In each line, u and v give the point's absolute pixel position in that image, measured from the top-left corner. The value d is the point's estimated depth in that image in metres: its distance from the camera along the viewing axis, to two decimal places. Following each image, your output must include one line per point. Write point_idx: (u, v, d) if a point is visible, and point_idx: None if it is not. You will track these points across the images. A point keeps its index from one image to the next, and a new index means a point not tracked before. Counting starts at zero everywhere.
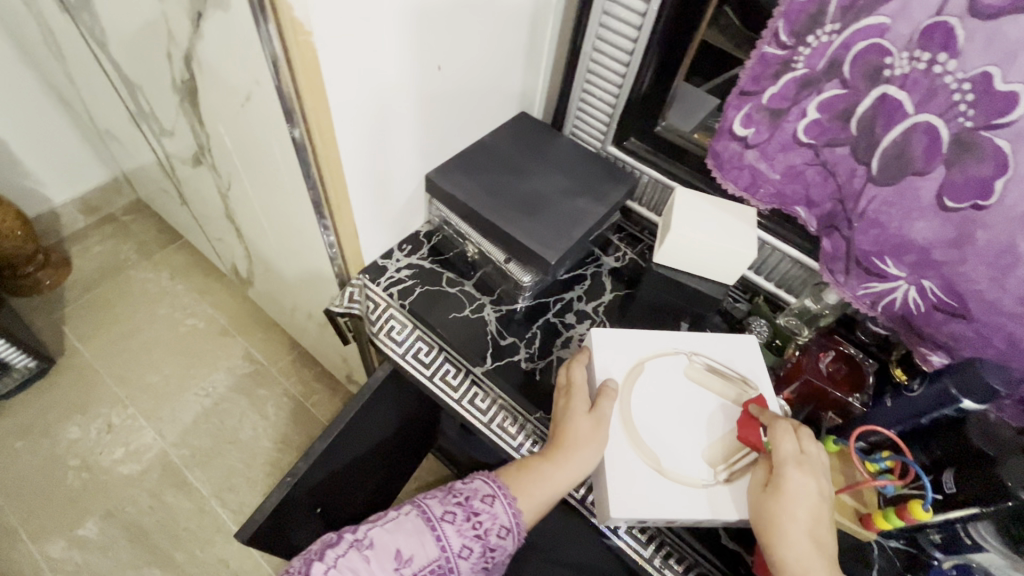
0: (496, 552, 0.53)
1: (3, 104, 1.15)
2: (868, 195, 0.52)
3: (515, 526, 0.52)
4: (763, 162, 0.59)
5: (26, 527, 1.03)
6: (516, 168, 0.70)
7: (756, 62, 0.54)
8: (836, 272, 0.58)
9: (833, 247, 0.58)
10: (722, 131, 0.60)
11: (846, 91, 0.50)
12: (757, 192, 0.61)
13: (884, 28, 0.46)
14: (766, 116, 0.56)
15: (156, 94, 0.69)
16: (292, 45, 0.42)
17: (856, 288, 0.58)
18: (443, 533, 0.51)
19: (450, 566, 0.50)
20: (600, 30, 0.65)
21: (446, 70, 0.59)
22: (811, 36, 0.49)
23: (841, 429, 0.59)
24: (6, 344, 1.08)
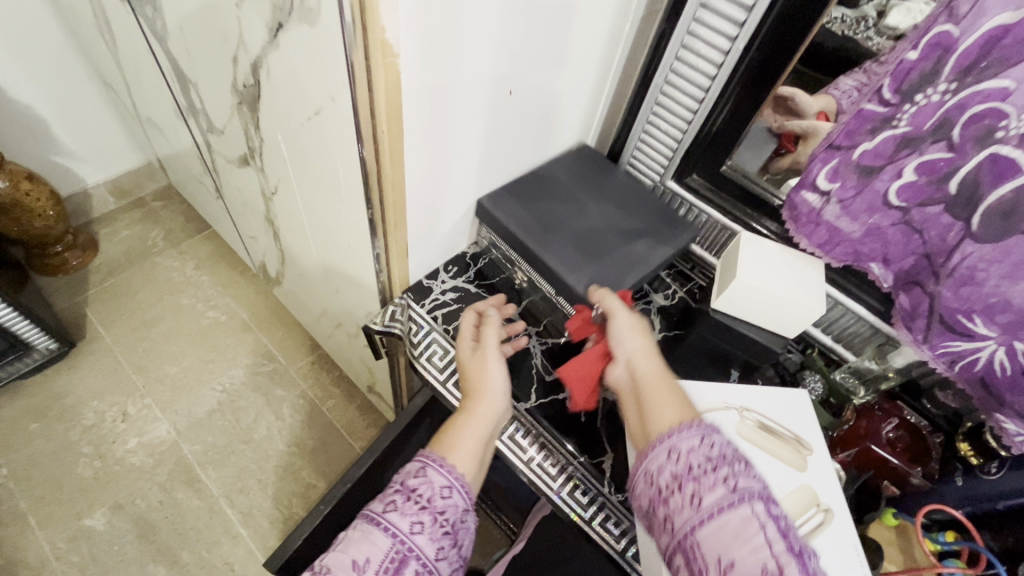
0: (449, 514, 0.49)
1: (47, 82, 1.14)
2: (963, 250, 0.48)
3: (456, 481, 0.50)
4: (844, 219, 0.55)
5: (35, 512, 1.02)
6: (569, 202, 0.69)
7: (852, 117, 0.51)
8: (915, 329, 0.54)
9: (913, 303, 0.54)
10: (802, 182, 0.57)
11: (951, 155, 0.46)
12: (832, 249, 0.58)
13: (1006, 93, 0.41)
14: (856, 173, 0.53)
15: (211, 91, 0.68)
16: (377, 66, 0.40)
17: (936, 341, 0.52)
18: (389, 522, 0.46)
19: (409, 548, 0.45)
20: (675, 63, 0.63)
21: (516, 94, 0.57)
22: (920, 95, 0.46)
23: (901, 500, 0.57)
24: (30, 325, 1.07)
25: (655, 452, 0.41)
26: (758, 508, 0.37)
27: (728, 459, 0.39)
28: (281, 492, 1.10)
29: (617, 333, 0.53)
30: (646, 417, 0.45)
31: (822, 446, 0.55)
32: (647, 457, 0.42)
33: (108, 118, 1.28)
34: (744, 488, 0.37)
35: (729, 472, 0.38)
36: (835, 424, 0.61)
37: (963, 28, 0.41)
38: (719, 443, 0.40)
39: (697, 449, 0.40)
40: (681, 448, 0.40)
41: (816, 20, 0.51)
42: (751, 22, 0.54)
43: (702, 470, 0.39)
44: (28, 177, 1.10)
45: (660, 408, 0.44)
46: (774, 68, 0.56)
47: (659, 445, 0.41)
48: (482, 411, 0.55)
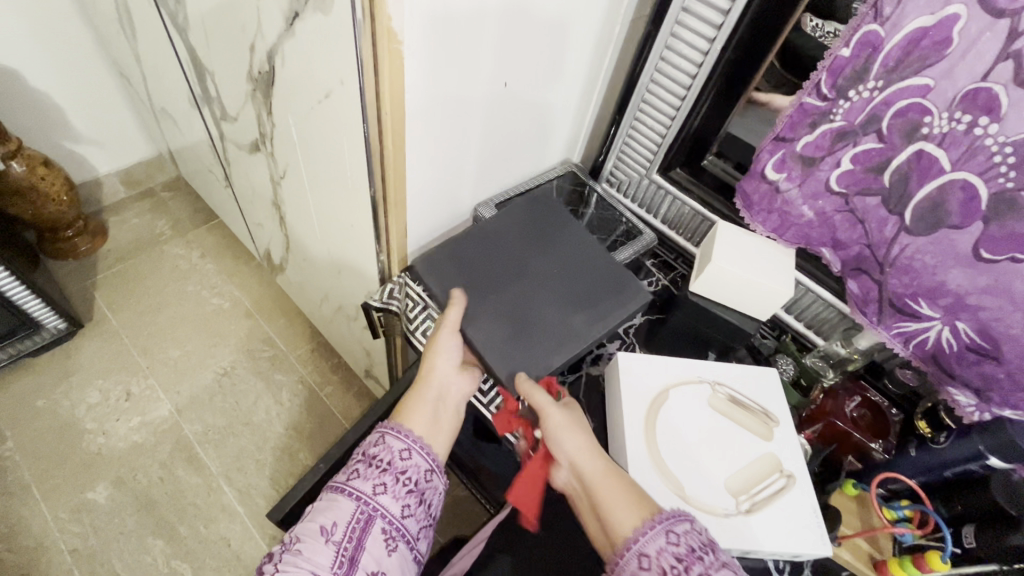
0: (411, 474, 0.57)
1: (66, 73, 1.19)
2: (901, 242, 0.54)
3: (414, 443, 0.58)
4: (794, 205, 0.61)
5: (39, 485, 1.06)
6: (511, 275, 0.65)
7: (794, 110, 0.56)
8: (869, 313, 0.59)
9: (863, 289, 0.60)
10: (753, 173, 0.62)
11: (881, 145, 0.52)
12: (785, 233, 0.63)
13: (927, 89, 0.47)
14: (799, 163, 0.58)
15: (227, 80, 0.73)
16: (382, 51, 0.45)
17: (890, 322, 0.58)
18: (353, 488, 0.54)
19: (373, 508, 0.54)
20: (660, 63, 0.67)
21: (511, 87, 0.62)
22: (852, 92, 0.51)
23: (862, 473, 0.60)
24: (41, 304, 1.11)
25: (627, 561, 0.45)
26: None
27: (694, 552, 0.44)
28: (278, 472, 1.14)
29: (554, 435, 0.54)
30: (608, 525, 0.48)
31: (789, 420, 0.59)
32: (621, 567, 0.46)
33: (123, 109, 1.33)
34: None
35: (702, 567, 0.43)
36: (804, 402, 0.65)
37: (887, 30, 0.47)
38: (683, 536, 0.45)
39: (665, 552, 0.44)
40: (650, 551, 0.45)
41: (785, 24, 0.56)
42: (727, 24, 0.59)
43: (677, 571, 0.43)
44: (44, 163, 1.14)
45: (621, 515, 0.47)
46: (750, 67, 0.61)
47: (629, 553, 0.45)
48: (432, 377, 0.61)
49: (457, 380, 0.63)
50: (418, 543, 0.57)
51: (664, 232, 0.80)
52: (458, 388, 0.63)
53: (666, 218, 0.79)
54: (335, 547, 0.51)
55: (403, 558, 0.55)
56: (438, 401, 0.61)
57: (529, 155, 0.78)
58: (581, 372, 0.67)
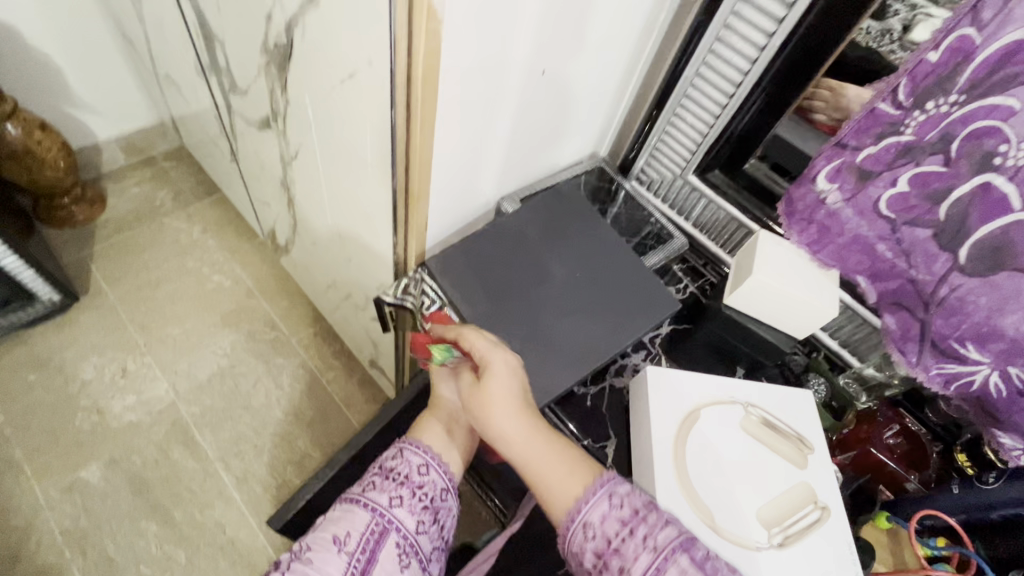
0: (427, 489, 0.56)
1: (64, 31, 1.13)
2: (951, 282, 0.51)
3: (433, 460, 0.57)
4: (838, 220, 0.57)
5: (31, 461, 1.03)
6: (526, 278, 0.62)
7: (864, 115, 0.52)
8: (908, 352, 0.56)
9: (901, 325, 0.56)
10: (804, 176, 0.58)
11: (946, 170, 0.48)
12: (819, 249, 0.60)
13: (1011, 112, 0.43)
14: (855, 175, 0.54)
15: (239, 51, 0.67)
16: (419, 31, 0.40)
17: (928, 363, 0.54)
18: (369, 499, 0.53)
19: (389, 520, 0.52)
20: (708, 56, 0.62)
21: (548, 75, 0.57)
22: (930, 103, 0.47)
23: (894, 505, 0.56)
24: (35, 276, 1.07)
25: (573, 532, 0.46)
26: (682, 561, 0.42)
27: (638, 515, 0.45)
28: (277, 459, 1.11)
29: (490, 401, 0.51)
30: (550, 489, 0.47)
31: (822, 445, 0.56)
32: (568, 539, 0.47)
33: (124, 73, 1.27)
34: (663, 544, 0.43)
35: (645, 531, 0.44)
36: (836, 426, 0.61)
37: (984, 37, 0.42)
38: (625, 500, 0.46)
39: (609, 518, 0.45)
40: (593, 521, 0.45)
41: (855, 24, 0.51)
42: (790, 18, 0.54)
43: (621, 538, 0.44)
44: (41, 127, 1.09)
45: (563, 480, 0.47)
46: (807, 68, 0.56)
47: (573, 522, 0.46)
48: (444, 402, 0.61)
49: (470, 403, 0.61)
50: (430, 565, 0.55)
51: (694, 236, 0.75)
52: (472, 412, 0.61)
53: (698, 222, 0.75)
54: (348, 558, 0.50)
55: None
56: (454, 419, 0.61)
57: (557, 149, 0.74)
58: (605, 384, 0.63)
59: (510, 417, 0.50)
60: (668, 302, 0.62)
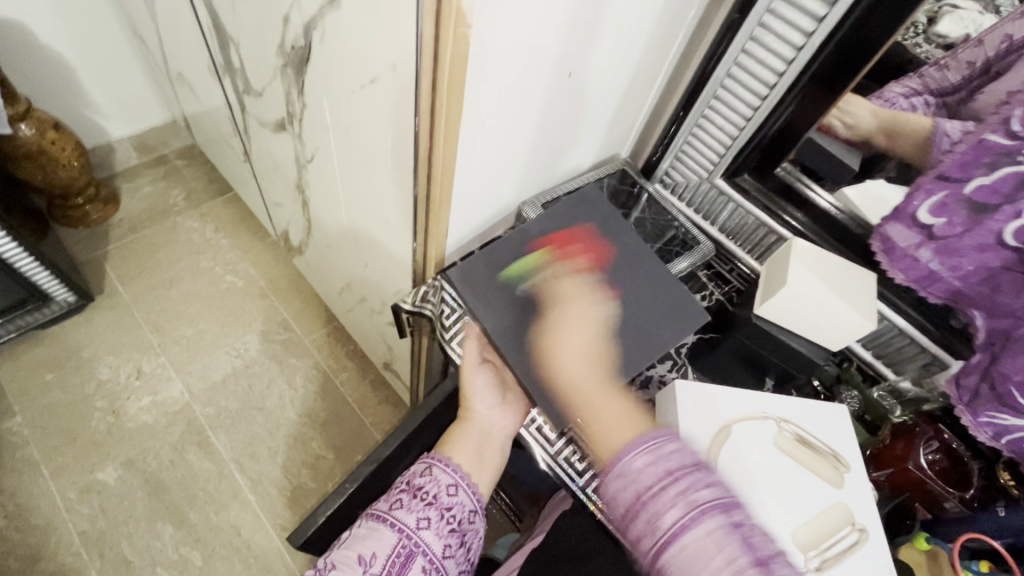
0: (455, 511, 0.55)
1: (77, 30, 1.12)
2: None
3: (461, 479, 0.56)
4: (942, 259, 0.53)
5: (48, 462, 1.03)
6: (535, 291, 0.58)
7: (971, 147, 0.48)
8: (963, 388, 0.54)
9: (977, 362, 0.53)
10: (900, 212, 0.54)
11: None
12: (930, 286, 0.55)
13: None
14: (965, 209, 0.50)
15: (255, 53, 0.66)
16: (447, 36, 0.38)
17: (982, 412, 0.52)
18: (396, 519, 0.53)
19: (415, 544, 0.52)
20: (741, 56, 0.60)
21: (574, 76, 0.55)
22: None
23: (934, 525, 0.55)
24: (51, 276, 1.06)
25: (612, 479, 0.45)
26: (717, 520, 0.41)
27: (681, 471, 0.43)
28: (291, 461, 1.11)
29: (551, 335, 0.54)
30: (601, 431, 0.48)
31: (861, 466, 0.54)
32: (607, 483, 0.46)
33: (136, 72, 1.26)
34: (702, 501, 0.42)
35: (684, 485, 0.42)
36: (871, 440, 0.60)
37: None
38: (671, 454, 0.44)
39: (652, 469, 0.44)
40: (633, 468, 0.44)
41: (897, 27, 0.49)
42: (831, 17, 0.51)
43: (657, 491, 0.43)
44: (55, 127, 1.08)
45: (619, 421, 0.48)
46: (844, 71, 0.54)
47: (614, 471, 0.45)
48: (474, 414, 0.59)
49: (500, 417, 0.60)
50: None
51: (721, 241, 0.73)
52: (502, 427, 0.60)
53: (725, 226, 0.72)
54: None
55: None
56: (481, 436, 0.59)
57: (579, 151, 0.71)
58: None
59: (578, 366, 0.53)
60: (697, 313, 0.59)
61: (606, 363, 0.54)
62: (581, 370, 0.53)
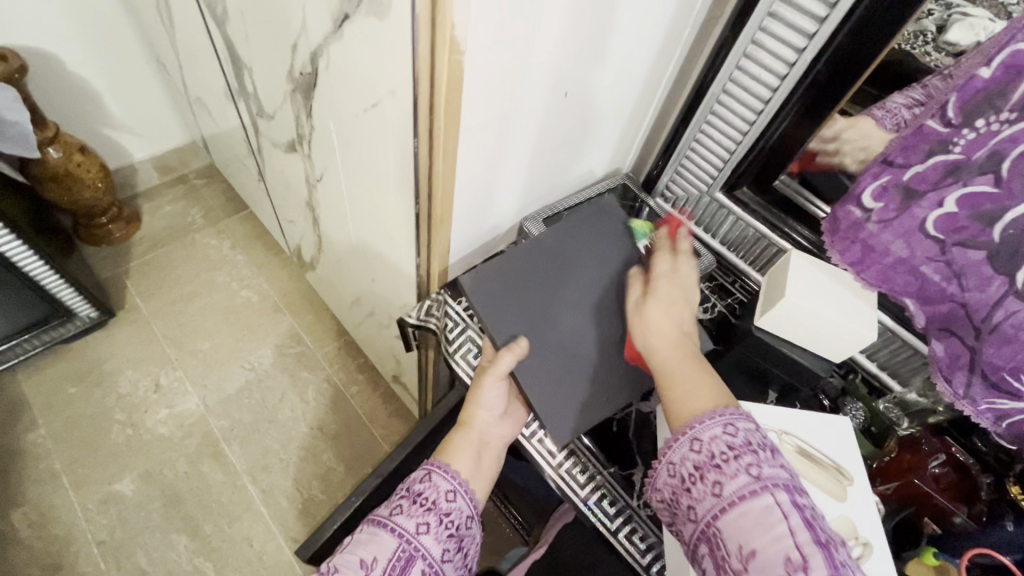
0: (454, 517, 0.55)
1: (103, 58, 1.17)
2: (1006, 307, 0.47)
3: (460, 486, 0.56)
4: (879, 243, 0.55)
5: (69, 474, 1.06)
6: (543, 316, 0.58)
7: (910, 133, 0.50)
8: (955, 383, 0.53)
9: (946, 352, 0.53)
10: (847, 195, 0.56)
11: (997, 190, 0.45)
12: (862, 271, 0.57)
13: None
14: (900, 194, 0.52)
15: (267, 79, 0.69)
16: (441, 62, 0.40)
17: (978, 399, 0.51)
18: (396, 524, 0.52)
19: (415, 548, 0.52)
20: (736, 72, 0.61)
21: (571, 96, 0.57)
22: (981, 120, 0.45)
23: (943, 540, 0.54)
24: (74, 293, 1.11)
25: (678, 445, 0.45)
26: (780, 496, 0.40)
27: (751, 448, 0.42)
28: (302, 473, 1.12)
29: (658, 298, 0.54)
30: (680, 396, 0.47)
31: (862, 478, 0.53)
32: (673, 449, 0.45)
33: (158, 96, 1.31)
34: (767, 477, 0.41)
35: (753, 461, 0.42)
36: (877, 454, 0.60)
37: None
38: (742, 431, 0.43)
39: (720, 439, 0.43)
40: (707, 437, 0.44)
41: (888, 40, 0.50)
42: (822, 34, 0.52)
43: (720, 461, 0.42)
44: (81, 150, 1.13)
45: (701, 394, 0.47)
46: (838, 86, 0.55)
47: (684, 436, 0.45)
48: (475, 421, 0.59)
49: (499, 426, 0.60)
50: None
51: (722, 253, 0.74)
52: (500, 433, 0.61)
53: (726, 239, 0.73)
54: None
55: None
56: (481, 445, 0.59)
57: (580, 166, 0.72)
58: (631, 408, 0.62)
59: (671, 338, 0.52)
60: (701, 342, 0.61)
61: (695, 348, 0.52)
62: (672, 341, 0.51)
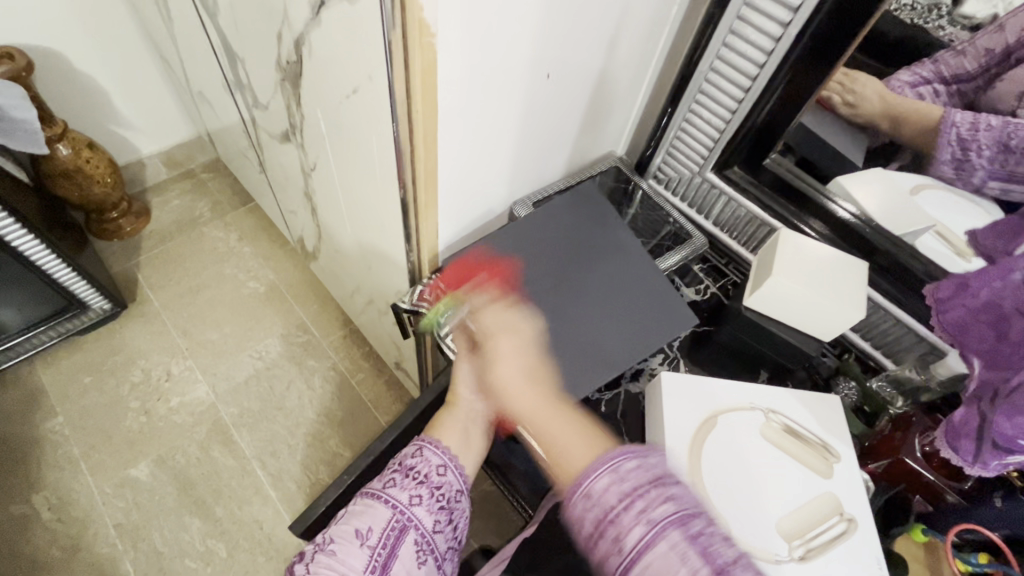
0: (444, 490, 0.60)
1: (107, 56, 1.19)
2: None
3: (450, 461, 0.61)
4: (989, 282, 0.48)
5: (87, 459, 1.10)
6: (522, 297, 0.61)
7: None
8: (960, 451, 0.48)
9: (965, 419, 0.48)
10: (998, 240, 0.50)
11: None
12: (947, 312, 0.52)
13: None
14: None
15: (259, 70, 0.70)
16: (414, 45, 0.40)
17: (988, 459, 0.46)
18: (390, 496, 0.57)
19: (408, 518, 0.56)
20: (723, 49, 0.60)
21: (554, 78, 0.57)
22: None
23: (933, 516, 0.54)
24: (86, 286, 1.14)
25: (575, 500, 0.45)
26: (675, 535, 0.40)
27: (640, 489, 0.42)
28: (310, 458, 1.15)
29: (496, 359, 0.57)
30: (560, 454, 0.48)
31: (851, 457, 0.53)
32: (572, 507, 0.45)
33: (163, 92, 1.33)
34: (659, 518, 0.41)
35: (643, 504, 0.42)
36: (869, 432, 0.59)
37: None
38: (630, 471, 0.43)
39: (611, 489, 0.43)
40: (594, 490, 0.44)
41: (876, 10, 0.49)
42: (807, 6, 0.51)
43: (618, 511, 0.42)
44: (88, 145, 1.16)
45: (572, 447, 0.48)
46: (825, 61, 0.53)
47: (575, 491, 0.45)
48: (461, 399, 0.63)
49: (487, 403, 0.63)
50: (444, 563, 0.59)
51: (715, 234, 0.73)
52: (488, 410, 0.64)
53: (718, 220, 0.72)
54: (369, 552, 0.54)
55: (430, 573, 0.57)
56: (468, 420, 0.64)
57: (570, 148, 0.72)
58: (619, 390, 0.63)
59: (524, 391, 0.55)
60: (685, 317, 0.61)
61: (547, 378, 0.56)
62: (524, 395, 0.55)
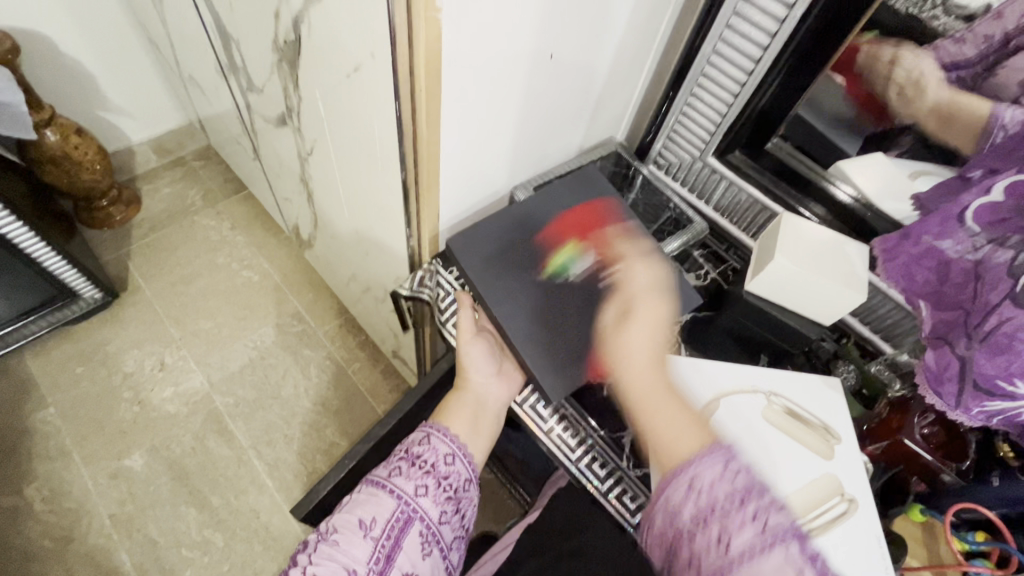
0: (452, 479, 0.60)
1: (95, 40, 1.17)
2: (1001, 313, 0.43)
3: (458, 450, 0.61)
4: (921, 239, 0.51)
5: (80, 450, 1.09)
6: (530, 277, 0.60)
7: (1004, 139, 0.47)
8: (945, 395, 0.48)
9: (938, 363, 0.49)
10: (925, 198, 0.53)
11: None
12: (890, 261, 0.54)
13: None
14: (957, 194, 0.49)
15: (254, 52, 0.68)
16: (419, 17, 0.40)
17: (971, 405, 0.46)
18: (394, 486, 0.57)
19: (413, 509, 0.56)
20: (725, 32, 0.59)
21: (557, 59, 0.56)
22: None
23: (931, 497, 0.55)
24: (77, 274, 1.12)
25: (674, 489, 0.43)
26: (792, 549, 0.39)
27: (749, 490, 0.41)
28: (306, 447, 1.15)
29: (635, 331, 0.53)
30: (668, 445, 0.45)
31: (852, 439, 0.54)
32: (669, 492, 0.43)
33: (152, 77, 1.30)
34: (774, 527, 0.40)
35: (757, 505, 0.41)
36: (868, 415, 0.59)
37: None
38: (740, 471, 0.42)
39: (721, 483, 0.42)
40: (703, 480, 0.42)
41: None
42: None
43: (728, 506, 0.41)
44: (77, 132, 1.14)
45: (679, 432, 0.46)
46: (829, 42, 0.53)
47: (681, 478, 0.43)
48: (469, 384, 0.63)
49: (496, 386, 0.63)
50: (450, 553, 0.59)
51: (715, 220, 0.73)
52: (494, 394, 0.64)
53: (719, 205, 0.72)
54: (374, 542, 0.53)
55: (435, 564, 0.57)
56: (476, 407, 0.63)
57: (571, 133, 0.72)
58: None
59: (648, 369, 0.50)
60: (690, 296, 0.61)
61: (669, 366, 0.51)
62: (643, 375, 0.50)
